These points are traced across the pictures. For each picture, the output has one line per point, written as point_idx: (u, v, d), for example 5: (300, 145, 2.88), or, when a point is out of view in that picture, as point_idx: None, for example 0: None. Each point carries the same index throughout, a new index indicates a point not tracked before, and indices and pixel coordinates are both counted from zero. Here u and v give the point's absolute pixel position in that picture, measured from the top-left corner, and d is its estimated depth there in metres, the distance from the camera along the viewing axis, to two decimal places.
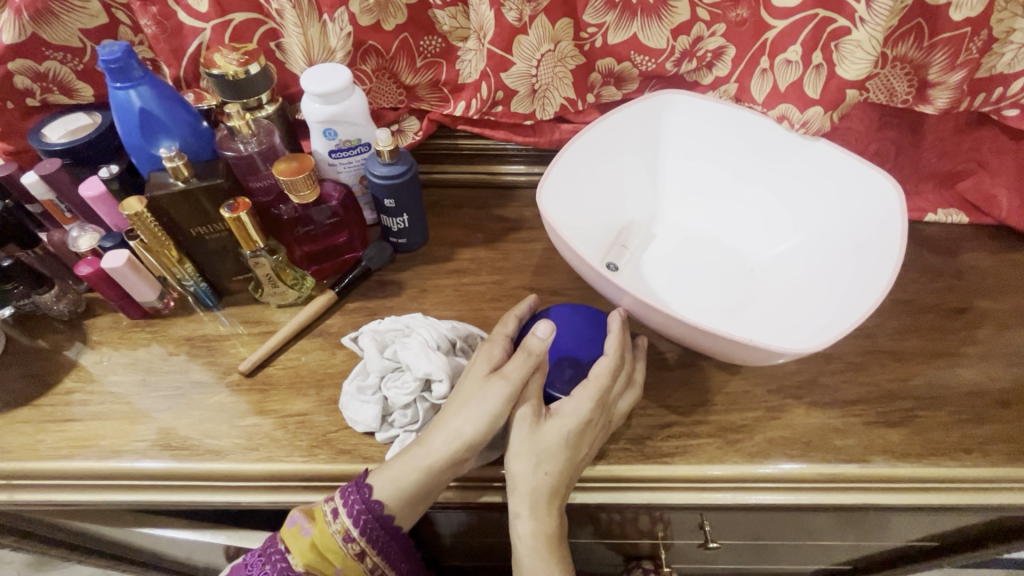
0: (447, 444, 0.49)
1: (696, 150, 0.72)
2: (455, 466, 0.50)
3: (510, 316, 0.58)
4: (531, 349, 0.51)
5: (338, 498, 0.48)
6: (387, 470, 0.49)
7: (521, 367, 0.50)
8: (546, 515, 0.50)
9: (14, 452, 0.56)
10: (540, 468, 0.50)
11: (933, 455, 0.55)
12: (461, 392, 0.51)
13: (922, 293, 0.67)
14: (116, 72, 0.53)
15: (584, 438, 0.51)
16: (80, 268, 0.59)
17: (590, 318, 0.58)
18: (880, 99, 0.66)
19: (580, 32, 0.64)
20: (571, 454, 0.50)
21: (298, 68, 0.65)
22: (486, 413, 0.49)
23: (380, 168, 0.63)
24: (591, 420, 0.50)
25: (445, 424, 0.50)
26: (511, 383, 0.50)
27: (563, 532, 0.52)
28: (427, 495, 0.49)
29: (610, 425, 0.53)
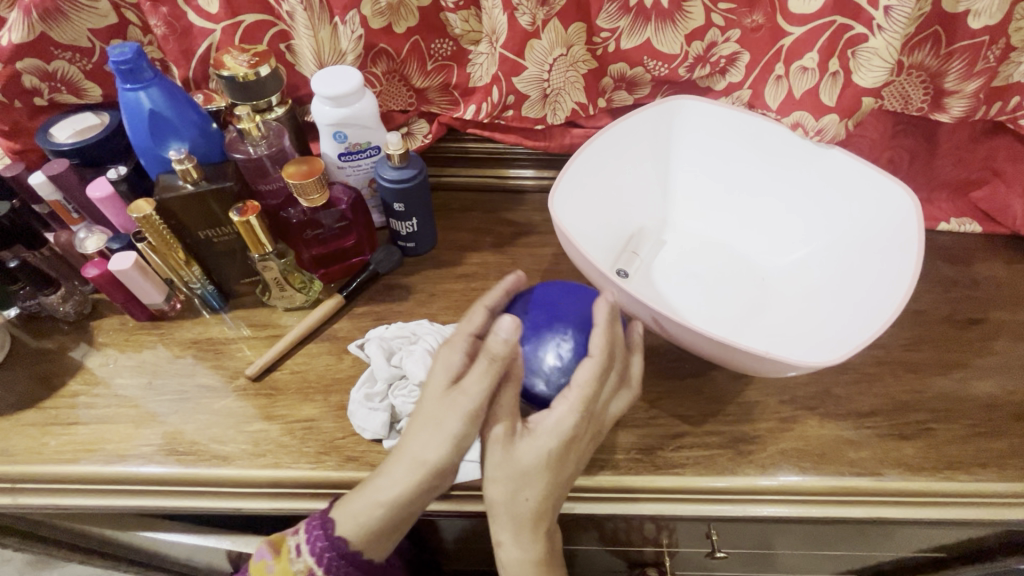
0: (409, 473, 0.46)
1: (709, 157, 0.71)
2: (424, 494, 0.48)
3: (478, 307, 0.52)
4: (494, 356, 0.45)
5: (303, 528, 0.51)
6: (348, 505, 0.48)
7: (483, 376, 0.45)
8: (529, 541, 0.49)
9: (20, 455, 0.55)
10: (520, 494, 0.48)
11: (948, 469, 0.54)
12: (422, 412, 0.47)
13: (935, 303, 0.66)
14: (127, 73, 0.53)
15: (566, 451, 0.47)
16: (87, 270, 0.59)
17: (570, 300, 0.54)
18: (895, 107, 0.65)
19: (593, 36, 0.64)
20: (555, 474, 0.48)
21: (308, 70, 0.64)
22: (447, 438, 0.45)
23: (390, 171, 0.63)
24: (575, 433, 0.47)
25: (406, 452, 0.47)
26: (474, 401, 0.45)
27: (555, 548, 0.52)
28: (397, 526, 0.48)
29: (598, 430, 0.50)
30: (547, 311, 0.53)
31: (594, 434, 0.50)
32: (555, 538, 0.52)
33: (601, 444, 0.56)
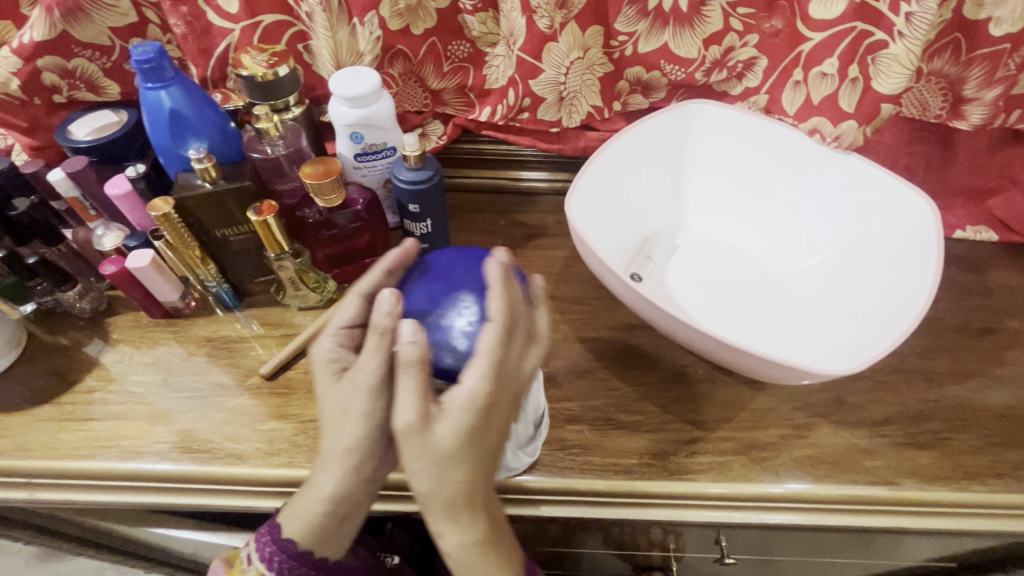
0: (335, 467, 0.45)
1: (724, 161, 0.71)
2: (364, 483, 0.46)
3: (351, 297, 0.49)
4: (378, 328, 0.43)
5: (251, 542, 0.50)
6: (289, 511, 0.47)
7: (377, 352, 0.44)
8: (469, 524, 0.44)
9: (36, 450, 0.56)
10: (442, 478, 0.42)
11: (964, 479, 0.54)
12: (328, 408, 0.46)
13: (952, 312, 0.65)
14: (149, 72, 0.53)
15: (484, 420, 0.43)
16: (104, 267, 0.60)
17: (466, 264, 0.49)
18: (913, 113, 0.65)
19: (610, 40, 0.64)
20: (479, 445, 0.43)
21: (325, 70, 0.65)
22: (358, 419, 0.44)
23: (405, 172, 0.63)
24: (489, 396, 0.43)
25: (329, 447, 0.46)
26: (371, 375, 0.44)
27: (505, 528, 0.47)
28: (346, 521, 0.47)
29: (518, 395, 0.46)
30: (442, 279, 0.48)
31: (515, 398, 0.46)
32: (500, 516, 0.47)
33: (614, 448, 0.56)
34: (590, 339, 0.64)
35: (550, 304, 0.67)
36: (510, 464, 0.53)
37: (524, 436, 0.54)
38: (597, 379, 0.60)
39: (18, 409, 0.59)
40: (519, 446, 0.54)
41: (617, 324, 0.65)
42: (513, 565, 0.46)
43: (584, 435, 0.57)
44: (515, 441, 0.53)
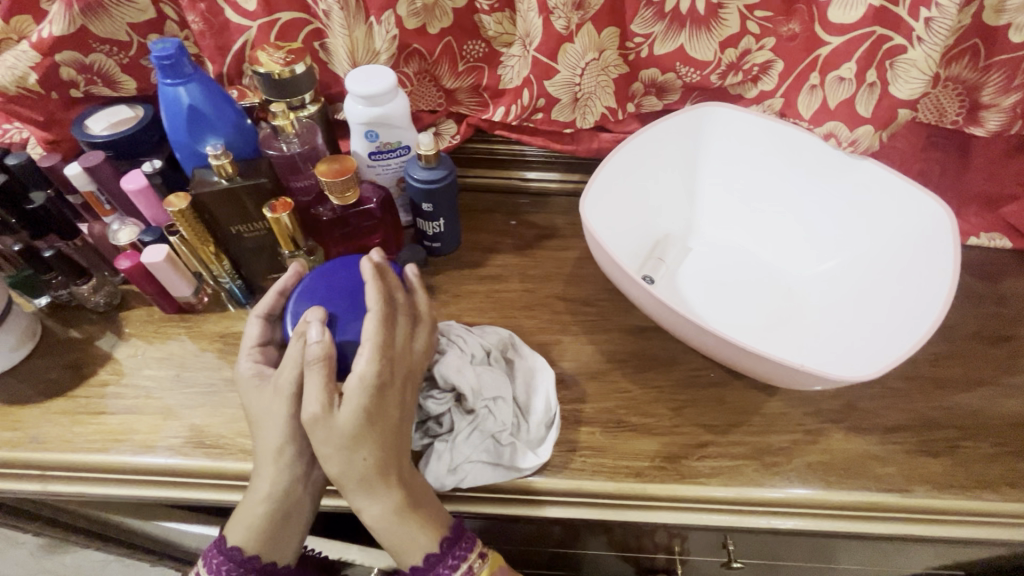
0: (267, 466, 0.51)
1: (737, 164, 0.71)
2: (298, 482, 0.51)
3: (253, 319, 0.57)
4: (300, 336, 0.52)
5: (201, 565, 0.50)
6: (233, 520, 0.50)
7: (297, 360, 0.51)
8: (387, 496, 0.49)
9: (50, 442, 0.56)
10: (355, 455, 0.48)
11: (977, 488, 0.53)
12: (254, 416, 0.52)
13: (964, 319, 0.65)
14: (168, 68, 0.53)
15: (378, 397, 0.49)
16: (120, 262, 0.60)
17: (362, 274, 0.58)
18: (929, 119, 0.64)
19: (626, 41, 0.63)
20: (381, 417, 0.49)
21: (341, 68, 0.65)
22: (281, 419, 0.51)
23: (420, 172, 0.63)
24: (382, 372, 0.49)
25: (261, 450, 0.51)
26: (294, 377, 0.51)
27: (429, 493, 0.51)
28: (289, 520, 0.51)
29: (416, 375, 0.53)
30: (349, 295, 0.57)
31: (413, 377, 0.53)
32: (422, 483, 0.51)
33: (625, 451, 0.56)
34: (601, 341, 0.63)
35: (561, 305, 0.67)
36: (521, 463, 0.53)
37: (534, 436, 0.55)
38: (608, 381, 0.60)
39: (32, 402, 0.59)
40: (528, 446, 0.55)
41: (628, 327, 0.65)
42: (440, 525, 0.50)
43: (595, 437, 0.56)
44: (524, 441, 0.55)
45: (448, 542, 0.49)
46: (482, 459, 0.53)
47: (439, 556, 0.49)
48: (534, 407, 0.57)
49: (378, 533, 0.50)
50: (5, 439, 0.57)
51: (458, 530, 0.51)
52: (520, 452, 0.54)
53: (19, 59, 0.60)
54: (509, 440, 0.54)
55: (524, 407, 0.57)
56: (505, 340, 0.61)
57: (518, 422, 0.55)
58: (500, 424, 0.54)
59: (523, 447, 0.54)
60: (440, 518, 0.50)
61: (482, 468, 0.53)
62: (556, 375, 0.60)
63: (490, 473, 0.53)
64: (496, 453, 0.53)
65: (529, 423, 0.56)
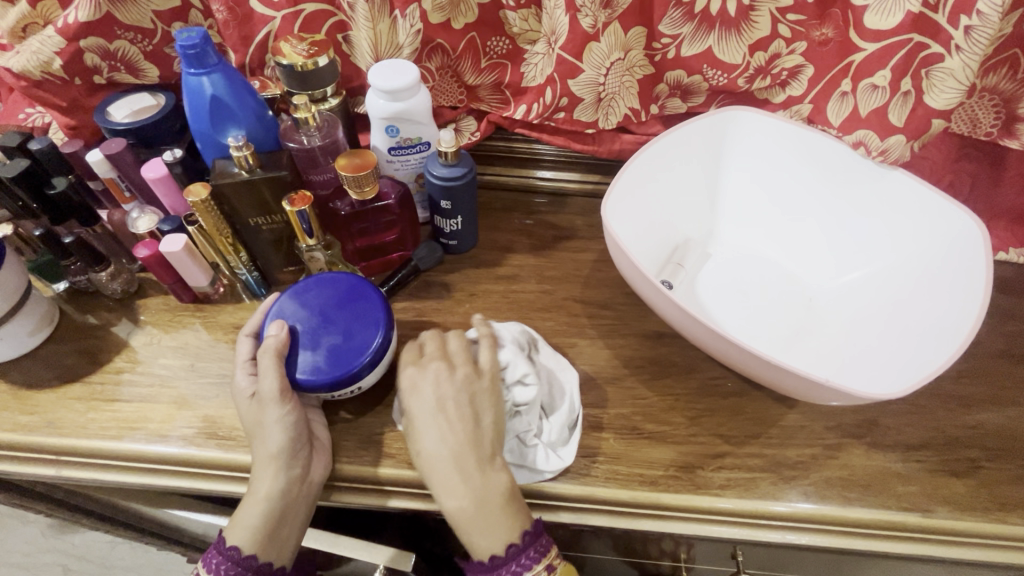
0: (266, 470, 0.51)
1: (762, 168, 0.69)
2: (296, 485, 0.51)
3: (242, 338, 0.57)
4: (268, 349, 0.53)
5: (202, 568, 0.51)
6: (233, 521, 0.50)
7: (272, 369, 0.52)
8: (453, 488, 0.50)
9: (65, 428, 0.57)
10: (413, 450, 0.53)
11: (1000, 511, 0.52)
12: (247, 425, 0.53)
13: (991, 336, 0.63)
14: (192, 57, 0.53)
15: (413, 393, 0.54)
16: (138, 251, 0.60)
17: (341, 287, 0.58)
18: (962, 130, 0.62)
19: (653, 42, 0.62)
20: (419, 415, 0.53)
21: (363, 62, 0.64)
22: (272, 424, 0.51)
23: (439, 168, 0.62)
24: (413, 376, 0.55)
25: (259, 455, 0.51)
26: (272, 385, 0.51)
27: (510, 489, 0.51)
28: (288, 521, 0.51)
29: (471, 377, 0.54)
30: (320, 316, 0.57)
31: (466, 380, 0.54)
32: (499, 482, 0.50)
33: (640, 459, 0.55)
34: (618, 346, 0.63)
35: (578, 308, 0.66)
36: (544, 466, 0.53)
37: (555, 437, 0.54)
38: (624, 387, 0.60)
39: (47, 386, 0.59)
40: (550, 447, 0.54)
41: (646, 332, 0.64)
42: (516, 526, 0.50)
43: (609, 443, 0.56)
44: (548, 442, 0.54)
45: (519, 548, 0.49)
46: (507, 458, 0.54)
47: (518, 548, 0.49)
48: (558, 407, 0.56)
49: (460, 526, 0.51)
50: (21, 423, 0.57)
51: (532, 533, 0.50)
52: (543, 454, 0.53)
53: (45, 44, 0.60)
54: (533, 442, 0.54)
55: (549, 406, 0.56)
56: (531, 337, 0.60)
57: (541, 421, 0.55)
58: (524, 425, 0.54)
59: (546, 448, 0.54)
60: (512, 517, 0.50)
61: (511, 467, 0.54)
62: (578, 377, 0.58)
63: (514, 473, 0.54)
64: (520, 453, 0.54)
65: (553, 423, 0.55)
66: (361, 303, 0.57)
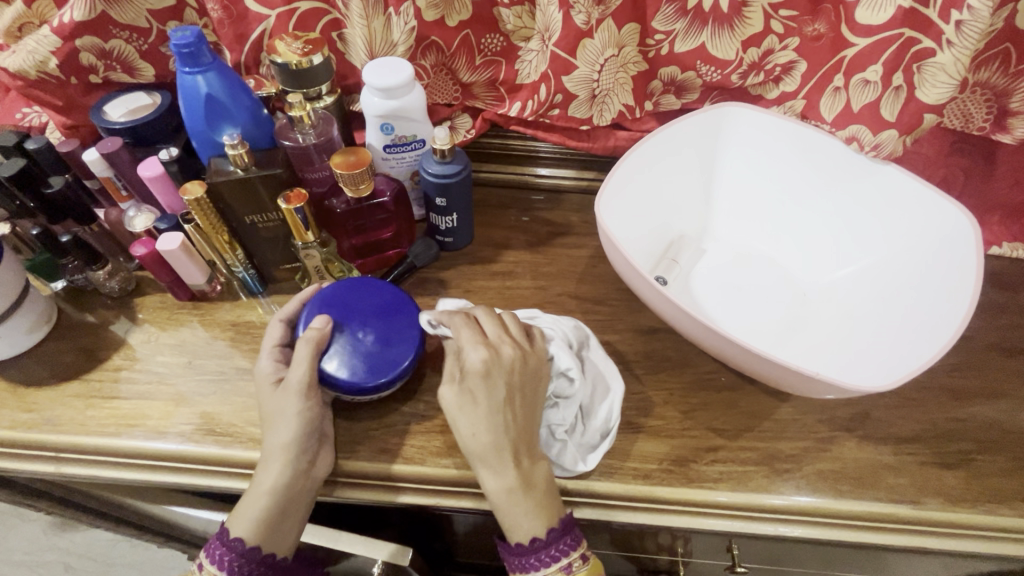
0: (276, 461, 0.51)
1: (755, 163, 0.70)
2: (301, 478, 0.52)
3: (274, 322, 0.58)
4: (311, 339, 0.54)
5: (205, 557, 0.51)
6: (236, 510, 0.51)
7: (304, 360, 0.53)
8: (505, 471, 0.50)
9: (64, 424, 0.57)
10: (468, 432, 0.51)
11: (991, 502, 0.52)
12: (265, 414, 0.53)
13: (984, 330, 0.63)
14: (187, 56, 0.53)
15: (490, 382, 0.52)
16: (136, 250, 0.60)
17: (382, 297, 0.60)
18: (955, 125, 0.62)
19: (646, 38, 0.62)
20: (487, 402, 0.51)
21: (358, 60, 0.64)
22: (291, 416, 0.52)
23: (434, 166, 0.63)
24: (489, 359, 0.52)
25: (269, 446, 0.52)
26: (301, 376, 0.53)
27: (551, 480, 0.52)
28: (289, 514, 0.52)
29: (536, 366, 0.54)
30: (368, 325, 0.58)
31: (533, 368, 0.53)
32: (542, 468, 0.52)
33: (634, 453, 0.55)
34: (613, 341, 0.63)
35: (573, 304, 0.66)
36: (567, 463, 0.53)
37: (585, 440, 0.54)
38: None
39: (46, 383, 0.60)
40: (577, 448, 0.54)
41: (641, 327, 0.64)
42: (552, 512, 0.51)
43: None
44: (576, 441, 0.54)
45: (556, 533, 0.50)
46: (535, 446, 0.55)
47: (545, 541, 0.50)
48: (597, 409, 0.55)
49: (496, 508, 0.51)
50: (21, 420, 0.57)
51: (567, 523, 0.51)
52: (569, 453, 0.53)
53: (41, 44, 0.60)
54: (562, 437, 0.54)
55: (587, 408, 0.55)
56: (585, 337, 0.60)
57: (577, 422, 0.55)
58: (559, 419, 0.54)
59: (574, 449, 0.54)
60: (548, 511, 0.51)
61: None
62: (622, 391, 0.56)
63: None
64: (547, 443, 0.54)
65: (588, 427, 0.55)
66: (401, 317, 0.59)
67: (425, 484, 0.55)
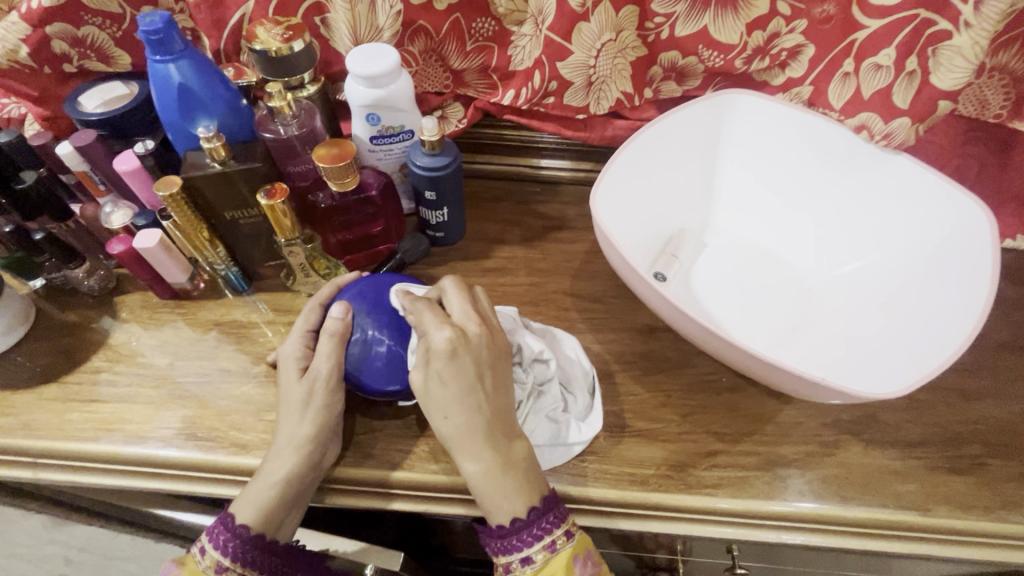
0: (292, 454, 0.50)
1: (759, 154, 0.67)
2: (314, 472, 0.51)
3: (313, 305, 0.57)
4: (334, 332, 0.54)
5: (206, 538, 0.50)
6: (241, 494, 0.50)
7: (330, 352, 0.53)
8: (483, 449, 0.48)
9: (42, 429, 0.55)
10: (440, 415, 0.49)
11: (1002, 509, 0.50)
12: (284, 403, 0.53)
13: (997, 328, 0.61)
14: (156, 43, 0.50)
15: (456, 356, 0.49)
16: (114, 247, 0.58)
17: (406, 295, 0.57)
18: (971, 112, 0.59)
19: (646, 21, 0.59)
20: (457, 382, 0.49)
21: (343, 46, 0.61)
22: (316, 409, 0.51)
23: (423, 158, 0.60)
24: (454, 338, 0.50)
25: (284, 437, 0.51)
26: (328, 367, 0.53)
27: (532, 461, 0.49)
28: (296, 506, 0.51)
29: (505, 346, 0.52)
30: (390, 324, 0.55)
31: (503, 346, 0.52)
32: (520, 447, 0.49)
33: (629, 458, 0.53)
34: (610, 341, 0.61)
35: (569, 301, 0.64)
36: (575, 439, 0.53)
37: (582, 407, 0.54)
38: (616, 383, 0.58)
39: (24, 386, 0.58)
40: (578, 419, 0.54)
41: (639, 326, 0.62)
42: (532, 490, 0.48)
43: (599, 442, 0.54)
44: (575, 415, 0.54)
45: (538, 511, 0.47)
46: (543, 440, 0.53)
47: (524, 522, 0.47)
48: (574, 374, 0.56)
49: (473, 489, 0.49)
50: None
51: (549, 501, 0.48)
52: (574, 426, 0.53)
53: (10, 31, 0.57)
54: (564, 417, 0.53)
55: (566, 379, 0.55)
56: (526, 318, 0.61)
57: (565, 398, 0.55)
58: (553, 404, 0.54)
59: (576, 421, 0.54)
60: (528, 488, 0.48)
61: (543, 451, 0.53)
62: (579, 341, 0.60)
63: (553, 452, 0.53)
64: (554, 434, 0.53)
65: (575, 393, 0.55)
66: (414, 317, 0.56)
67: (414, 491, 0.53)
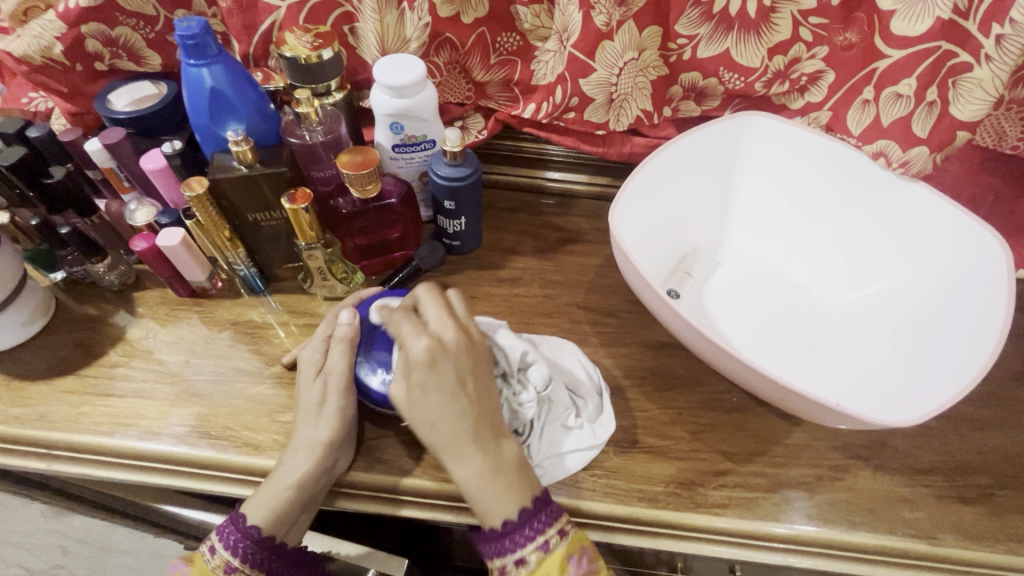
0: (308, 455, 0.51)
1: (775, 176, 0.67)
2: (327, 475, 0.51)
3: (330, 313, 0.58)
4: (344, 337, 0.55)
5: (216, 538, 0.49)
6: (256, 493, 0.50)
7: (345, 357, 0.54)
8: (472, 453, 0.48)
9: (58, 422, 0.56)
10: (426, 425, 0.48)
11: (1011, 541, 0.50)
12: (302, 404, 0.53)
13: (1008, 358, 0.61)
14: (192, 48, 0.51)
15: (431, 368, 0.48)
16: (136, 242, 0.59)
17: None
18: (987, 142, 0.60)
19: (668, 42, 0.60)
20: (439, 391, 0.48)
21: (370, 55, 0.62)
22: (333, 411, 0.52)
23: (444, 168, 0.61)
24: (429, 348, 0.48)
25: (302, 437, 0.51)
26: (343, 369, 0.54)
27: (522, 459, 0.49)
28: (308, 509, 0.51)
29: (483, 348, 0.51)
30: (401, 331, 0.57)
31: (481, 348, 0.51)
32: (510, 447, 0.49)
33: (639, 474, 0.53)
34: (621, 355, 0.61)
35: (581, 314, 0.65)
36: (588, 442, 0.54)
37: (593, 411, 0.55)
38: (624, 398, 0.58)
39: (42, 377, 0.59)
40: (591, 421, 0.55)
41: (649, 342, 0.62)
42: (526, 491, 0.47)
43: (608, 457, 0.54)
44: (587, 419, 0.55)
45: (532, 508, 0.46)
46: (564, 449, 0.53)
47: (516, 523, 0.46)
48: (581, 379, 0.56)
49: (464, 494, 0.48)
50: (13, 415, 0.56)
51: (542, 500, 0.47)
52: (591, 429, 0.54)
53: (45, 28, 0.58)
54: (578, 423, 0.54)
55: (573, 385, 0.56)
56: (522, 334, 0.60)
57: (575, 403, 0.55)
58: (564, 411, 0.54)
59: (589, 424, 0.55)
60: (523, 487, 0.47)
61: (561, 459, 0.53)
62: (576, 347, 0.60)
63: (569, 462, 0.53)
64: (573, 440, 0.53)
65: (584, 397, 0.55)
66: None
67: (422, 499, 0.53)
